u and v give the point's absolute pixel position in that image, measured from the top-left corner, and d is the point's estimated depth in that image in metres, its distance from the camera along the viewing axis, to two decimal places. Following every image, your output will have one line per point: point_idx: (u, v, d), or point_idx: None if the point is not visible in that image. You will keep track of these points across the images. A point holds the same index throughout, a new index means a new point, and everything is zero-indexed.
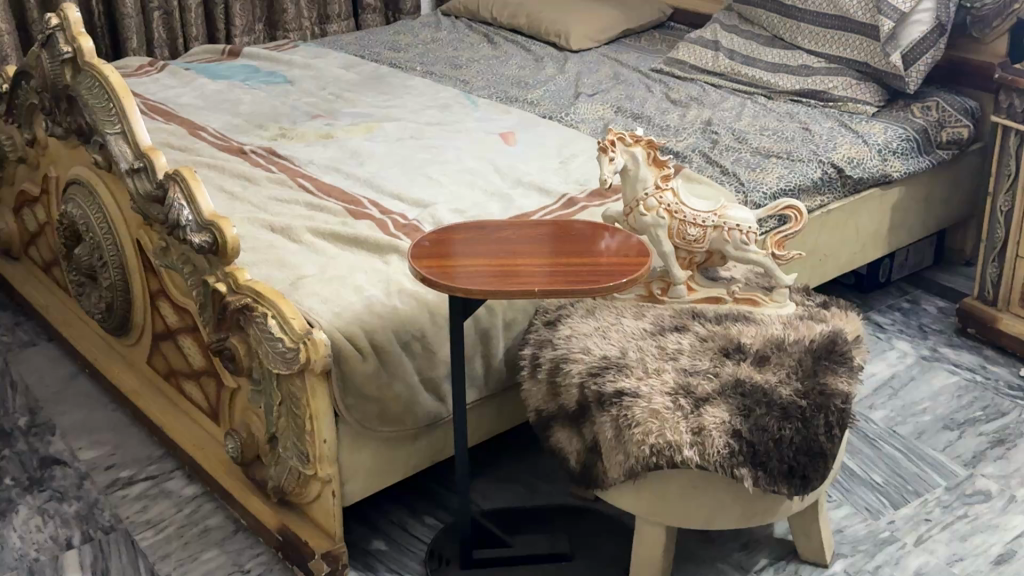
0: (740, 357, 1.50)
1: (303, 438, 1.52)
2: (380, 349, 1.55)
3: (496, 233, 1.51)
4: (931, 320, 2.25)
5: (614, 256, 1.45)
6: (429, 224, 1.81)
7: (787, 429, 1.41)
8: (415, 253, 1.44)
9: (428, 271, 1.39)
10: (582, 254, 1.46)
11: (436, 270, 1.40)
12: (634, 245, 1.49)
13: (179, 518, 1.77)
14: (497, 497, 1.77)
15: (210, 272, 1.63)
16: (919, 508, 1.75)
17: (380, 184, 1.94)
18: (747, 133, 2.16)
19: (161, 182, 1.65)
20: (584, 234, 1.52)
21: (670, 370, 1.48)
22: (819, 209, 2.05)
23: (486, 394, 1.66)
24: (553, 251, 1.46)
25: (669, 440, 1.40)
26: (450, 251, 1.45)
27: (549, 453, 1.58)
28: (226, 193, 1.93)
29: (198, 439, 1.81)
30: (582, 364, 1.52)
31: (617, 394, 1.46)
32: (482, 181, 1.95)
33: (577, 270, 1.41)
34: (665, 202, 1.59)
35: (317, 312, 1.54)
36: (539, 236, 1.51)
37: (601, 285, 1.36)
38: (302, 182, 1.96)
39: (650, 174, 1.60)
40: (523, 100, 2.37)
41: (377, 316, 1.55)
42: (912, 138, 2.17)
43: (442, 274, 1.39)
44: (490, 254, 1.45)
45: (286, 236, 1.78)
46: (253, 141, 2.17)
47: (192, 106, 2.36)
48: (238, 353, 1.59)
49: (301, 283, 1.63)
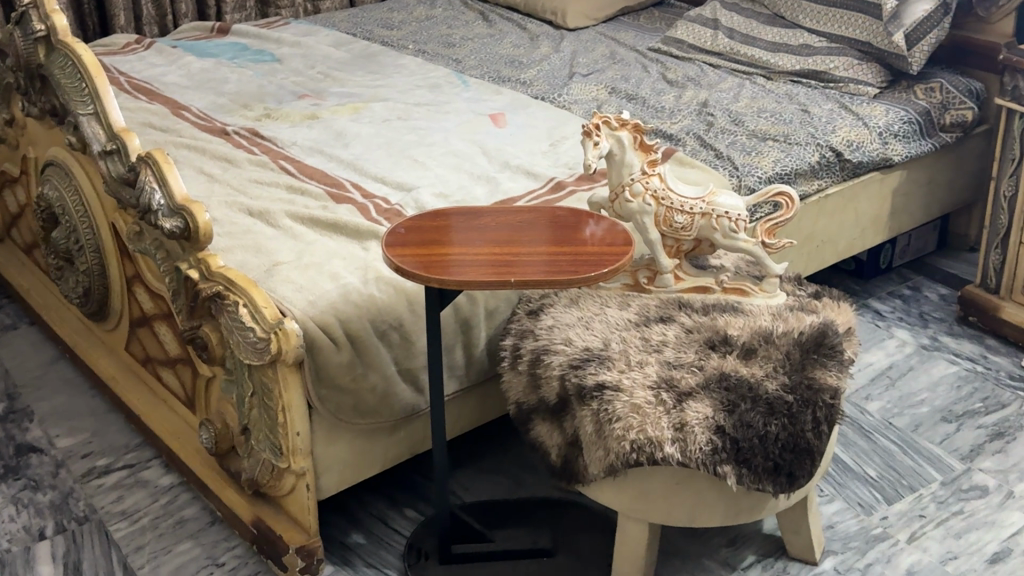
0: (726, 350, 1.45)
1: (275, 430, 1.48)
2: (356, 339, 1.50)
3: (477, 220, 1.46)
4: (932, 308, 2.20)
5: (597, 245, 1.40)
6: (411, 208, 1.76)
7: (773, 426, 1.36)
8: (391, 240, 1.39)
9: (403, 259, 1.34)
10: (564, 243, 1.40)
11: (411, 259, 1.35)
12: (619, 233, 1.44)
13: (154, 509, 1.73)
14: (479, 489, 1.72)
15: (183, 258, 1.58)
16: (914, 504, 1.70)
17: (363, 166, 1.89)
18: (744, 115, 2.11)
19: (132, 165, 1.61)
20: (568, 221, 1.47)
21: (653, 363, 1.43)
22: (817, 193, 1.99)
23: (467, 385, 1.62)
24: (535, 239, 1.41)
25: (650, 437, 1.35)
26: (427, 239, 1.40)
27: (530, 446, 1.53)
28: (205, 175, 1.88)
29: (175, 428, 1.77)
30: (563, 356, 1.47)
31: (598, 388, 1.41)
32: (468, 164, 1.90)
33: (558, 260, 1.36)
34: (651, 188, 1.54)
35: (290, 301, 1.50)
36: (521, 224, 1.46)
37: (582, 275, 1.31)
38: (284, 164, 1.91)
39: (637, 159, 1.54)
40: (516, 80, 2.31)
41: (352, 305, 1.51)
42: (914, 121, 2.11)
43: (416, 263, 1.34)
44: (469, 242, 1.40)
45: (264, 220, 1.73)
46: (237, 121, 2.12)
47: (177, 85, 2.31)
48: (211, 342, 1.55)
49: (276, 270, 1.58)
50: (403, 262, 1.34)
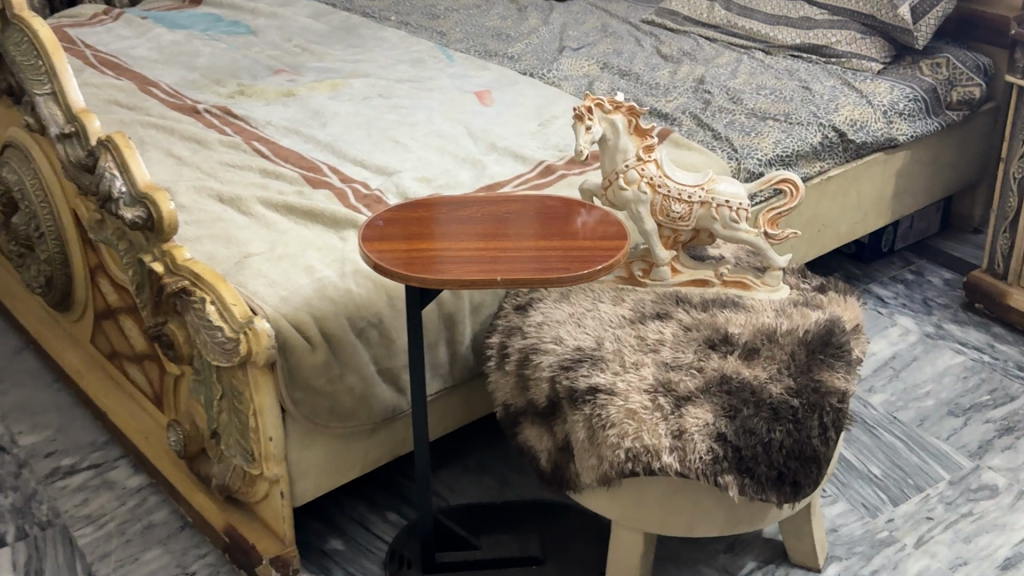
0: (726, 350, 1.36)
1: (247, 435, 1.39)
2: (333, 338, 1.41)
3: (461, 211, 1.36)
4: (936, 294, 2.11)
5: (590, 238, 1.31)
6: (392, 194, 1.66)
7: (777, 433, 1.27)
8: (368, 234, 1.30)
9: (380, 255, 1.25)
10: (554, 236, 1.31)
11: (389, 255, 1.25)
12: (613, 224, 1.34)
13: (121, 512, 1.64)
14: (464, 491, 1.63)
15: (147, 250, 1.49)
16: (921, 505, 1.62)
17: (341, 148, 1.79)
18: (742, 92, 2.01)
19: (92, 150, 1.50)
20: (559, 212, 1.38)
21: (649, 364, 1.34)
22: (819, 175, 1.90)
23: (451, 384, 1.53)
24: (523, 232, 1.32)
25: (647, 445, 1.26)
26: (407, 233, 1.30)
27: (518, 450, 1.44)
28: (173, 157, 1.78)
29: (143, 427, 1.68)
30: (553, 356, 1.38)
31: (591, 391, 1.32)
32: (452, 146, 1.80)
33: (548, 256, 1.26)
34: (647, 175, 1.44)
35: (262, 296, 1.40)
36: (508, 215, 1.36)
37: (573, 273, 1.22)
38: (257, 146, 1.81)
39: (632, 144, 1.45)
40: (503, 55, 2.21)
41: (329, 301, 1.41)
42: (920, 98, 2.01)
43: (396, 259, 1.24)
44: (452, 235, 1.30)
45: (235, 207, 1.63)
46: (209, 98, 2.01)
47: (146, 59, 2.20)
48: (177, 340, 1.46)
49: (248, 262, 1.49)
50: (380, 258, 1.24)
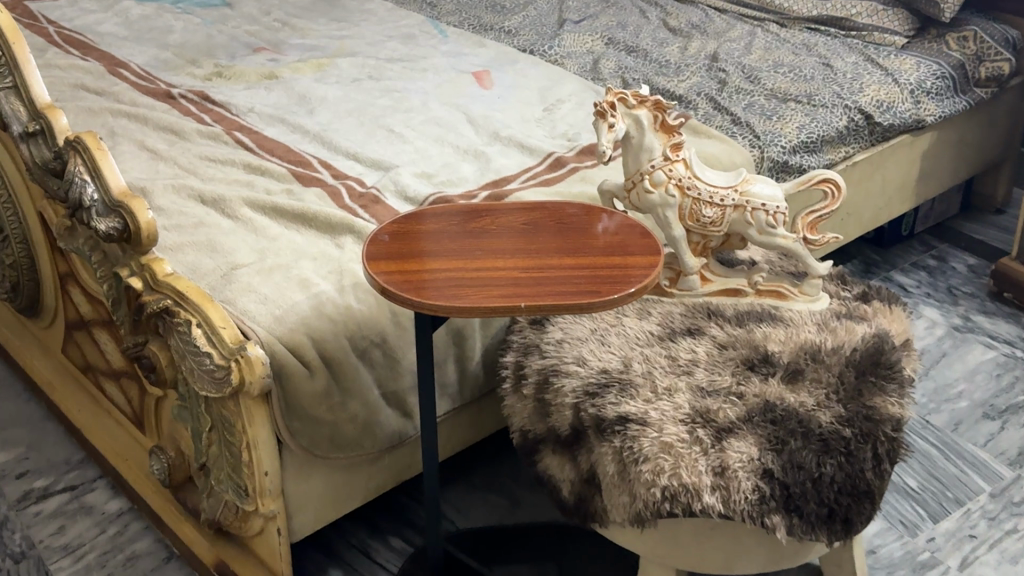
0: (767, 372, 1.24)
1: (240, 470, 1.26)
2: (332, 361, 1.28)
3: (472, 221, 1.23)
4: (961, 282, 2.00)
5: (618, 250, 1.18)
6: (390, 192, 1.52)
7: (828, 467, 1.15)
8: (371, 252, 1.16)
9: (387, 278, 1.12)
10: (578, 249, 1.18)
11: (397, 278, 1.12)
12: (641, 234, 1.21)
13: (101, 541, 1.51)
14: (472, 513, 1.52)
15: (124, 262, 1.35)
16: (963, 521, 1.51)
17: (332, 139, 1.65)
18: (759, 70, 1.88)
19: (59, 151, 1.36)
20: (580, 219, 1.25)
21: (683, 389, 1.22)
22: (844, 161, 1.77)
23: (460, 404, 1.40)
24: (542, 246, 1.18)
25: (686, 483, 1.14)
26: (415, 250, 1.17)
27: (537, 479, 1.32)
28: (148, 151, 1.63)
29: (122, 447, 1.54)
30: (576, 380, 1.26)
31: (620, 421, 1.20)
32: (452, 135, 1.66)
33: (573, 274, 1.13)
34: (675, 176, 1.31)
35: (253, 316, 1.27)
36: (524, 224, 1.23)
37: (605, 296, 1.09)
38: (239, 137, 1.67)
39: (658, 142, 1.32)
40: (500, 29, 2.06)
41: (328, 320, 1.28)
42: (948, 75, 1.88)
43: (405, 284, 1.11)
44: (465, 252, 1.17)
45: (219, 209, 1.49)
46: (184, 80, 1.86)
47: (114, 36, 2.04)
48: (159, 363, 1.32)
49: (236, 274, 1.35)
50: (388, 282, 1.11)
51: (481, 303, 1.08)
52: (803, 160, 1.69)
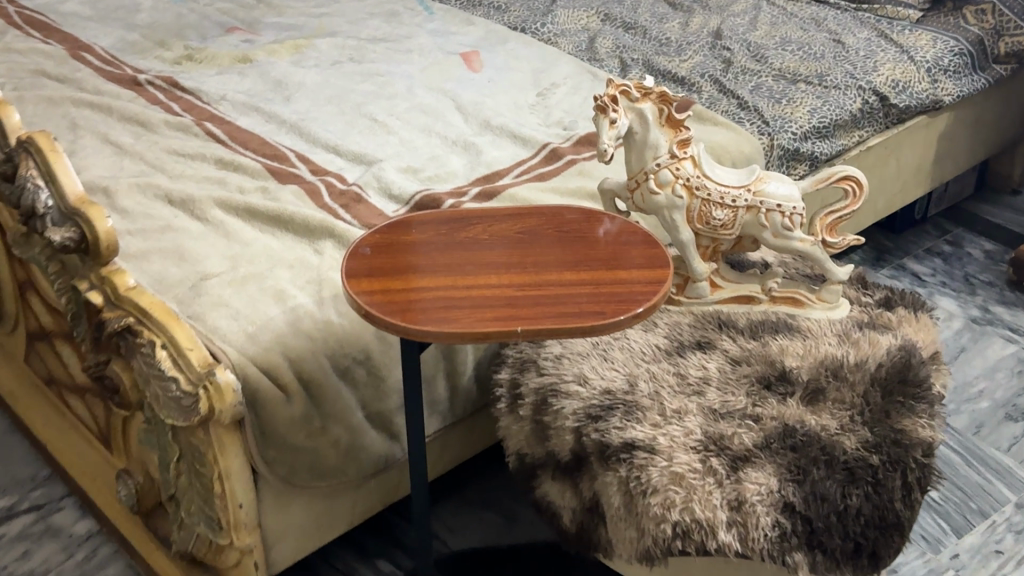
0: (784, 391, 1.14)
1: (211, 502, 1.15)
2: (310, 381, 1.17)
3: (462, 229, 1.12)
4: (978, 270, 1.90)
5: (622, 261, 1.07)
6: (373, 189, 1.41)
7: (854, 499, 1.05)
8: (352, 268, 1.05)
9: (370, 299, 1.01)
10: (579, 261, 1.07)
11: (378, 299, 1.01)
12: (647, 241, 1.11)
13: (68, 568, 1.41)
14: (466, 532, 1.42)
15: (83, 274, 1.24)
16: (988, 535, 1.42)
17: (310, 130, 1.53)
18: (765, 48, 1.77)
19: (10, 152, 1.25)
20: (579, 226, 1.14)
21: (693, 411, 1.12)
22: (857, 146, 1.66)
23: (451, 422, 1.30)
24: (540, 258, 1.08)
25: (699, 519, 1.04)
26: (400, 265, 1.06)
27: (535, 505, 1.22)
28: (112, 145, 1.51)
29: (90, 466, 1.44)
30: (577, 400, 1.15)
31: (626, 448, 1.10)
32: (440, 124, 1.54)
33: (575, 292, 1.03)
34: (682, 175, 1.20)
35: (224, 333, 1.16)
36: (519, 233, 1.12)
37: (611, 318, 0.99)
38: (210, 128, 1.55)
39: (663, 137, 1.21)
40: (490, 6, 1.95)
41: (306, 338, 1.18)
42: (965, 52, 1.77)
43: (390, 305, 1.00)
44: (455, 267, 1.06)
45: (188, 210, 1.38)
46: (152, 64, 1.74)
47: (78, 15, 1.91)
48: (122, 385, 1.22)
49: (206, 285, 1.24)
50: (371, 303, 1.00)
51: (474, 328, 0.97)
52: (814, 146, 1.58)
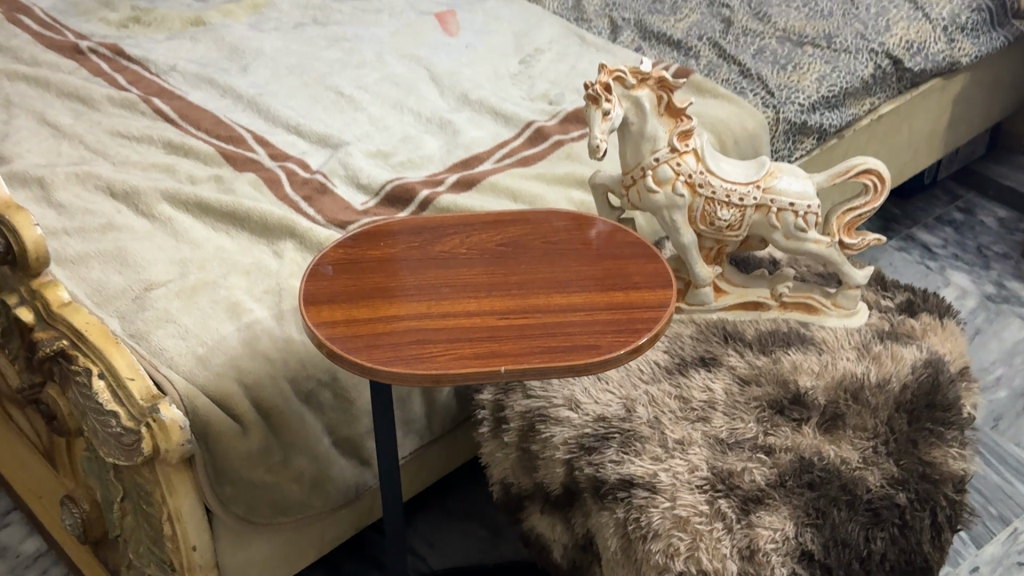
0: (799, 417, 1.02)
1: (161, 545, 1.04)
2: (269, 409, 1.05)
3: (437, 241, 0.99)
4: (991, 240, 1.78)
5: (620, 280, 0.95)
6: (339, 177, 1.27)
7: (878, 543, 0.94)
8: (311, 292, 0.93)
9: (333, 332, 0.88)
10: (570, 281, 0.95)
11: (341, 331, 0.89)
12: (645, 254, 0.98)
13: None
14: (448, 549, 1.31)
15: (12, 286, 1.10)
16: (1010, 545, 1.31)
17: (268, 107, 1.39)
18: (768, 5, 1.63)
19: None
20: (569, 235, 1.01)
21: (698, 442, 1.00)
22: (868, 115, 1.53)
23: (429, 441, 1.18)
24: (526, 277, 0.95)
25: (706, 570, 0.92)
26: (367, 287, 0.93)
27: (522, 537, 1.11)
28: (49, 126, 1.37)
29: (33, 483, 1.32)
30: (569, 428, 1.03)
31: (624, 485, 0.98)
32: (412, 99, 1.41)
33: (566, 320, 0.90)
34: (684, 172, 1.07)
35: (170, 357, 1.03)
36: (501, 245, 0.99)
37: (609, 355, 0.86)
38: (159, 105, 1.41)
39: (662, 128, 1.07)
40: None
41: (264, 360, 1.05)
42: (984, 8, 1.63)
43: (356, 339, 0.88)
44: (430, 289, 0.93)
45: (133, 204, 1.24)
46: (95, 28, 1.58)
47: None
48: (59, 411, 1.09)
49: (150, 297, 1.11)
50: (334, 336, 0.88)
51: (452, 368, 0.85)
52: (823, 118, 1.45)
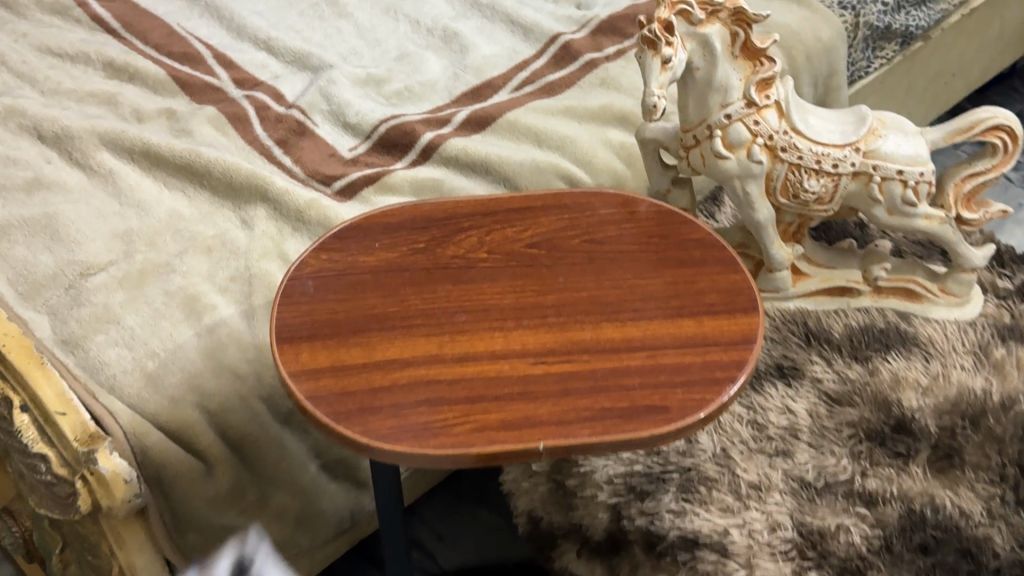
0: (904, 452, 0.81)
1: None
2: (241, 438, 0.84)
3: (447, 243, 0.76)
4: None
5: (687, 303, 0.72)
6: (320, 113, 1.03)
7: None
8: (287, 324, 0.70)
9: (314, 387, 0.66)
10: (623, 304, 0.72)
11: (325, 386, 0.67)
12: (719, 259, 0.75)
13: None
14: (459, 544, 1.12)
15: None
16: None
17: (234, 16, 1.14)
18: None
19: None
20: (617, 227, 0.77)
21: (778, 487, 0.80)
22: (959, 10, 1.26)
23: None
24: (564, 298, 0.73)
25: None
26: (359, 316, 0.71)
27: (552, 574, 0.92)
28: None
29: None
30: (615, 463, 0.83)
31: (686, 544, 0.78)
32: (409, 3, 1.16)
33: (621, 367, 0.69)
34: (762, 132, 0.83)
35: (111, 377, 0.81)
36: (531, 246, 0.76)
37: (680, 422, 0.65)
38: (99, 11, 1.15)
39: (737, 74, 0.82)
40: None
41: (232, 378, 0.84)
42: None
43: (345, 398, 0.66)
44: (440, 318, 0.71)
45: (66, 151, 1.00)
46: None
47: None
48: None
49: (88, 287, 0.88)
50: (317, 394, 0.66)
51: (473, 444, 0.63)
52: (908, 19, 1.18)
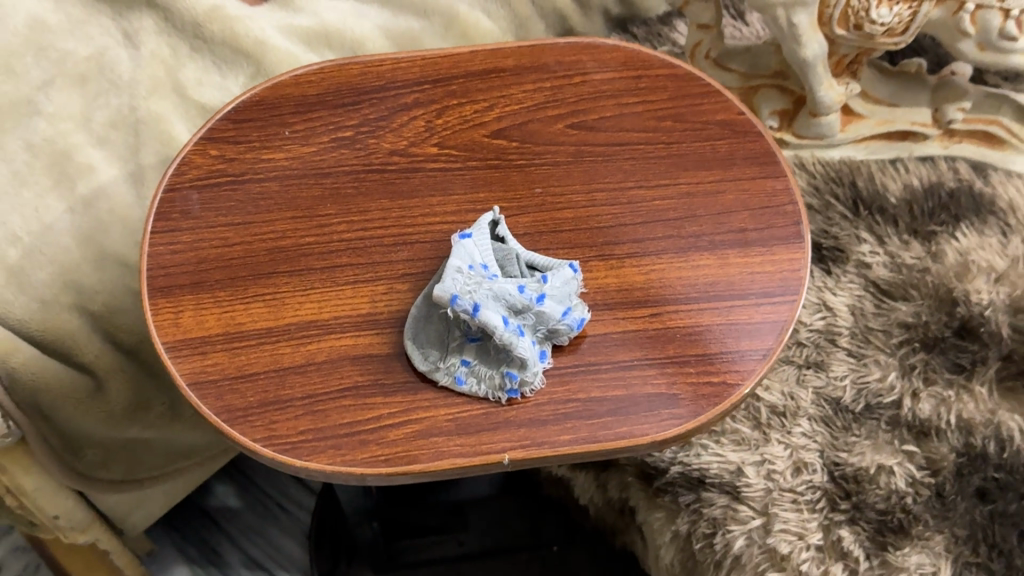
0: (969, 363, 0.65)
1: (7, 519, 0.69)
2: (138, 344, 0.66)
3: (384, 130, 0.57)
4: None
5: (708, 230, 0.54)
6: None
7: None
8: (173, 267, 0.52)
9: (203, 368, 0.49)
10: (623, 232, 0.54)
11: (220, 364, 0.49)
12: (755, 155, 0.56)
13: None
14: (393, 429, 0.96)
15: None
16: None
17: None
18: None
19: None
20: (617, 104, 0.58)
21: (807, 412, 0.64)
22: None
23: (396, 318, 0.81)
24: (543, 222, 0.54)
25: None
26: (263, 250, 0.53)
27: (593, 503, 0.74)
28: None
29: None
30: None
31: (689, 482, 0.64)
32: None
33: (615, 335, 0.51)
34: None
35: None
36: (498, 135, 0.57)
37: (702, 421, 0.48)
38: None
39: None
40: None
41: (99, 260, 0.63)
42: None
43: (242, 385, 0.48)
44: (376, 253, 0.53)
45: None
46: None
47: None
48: None
49: None
50: (206, 381, 0.49)
51: (415, 465, 0.46)
52: None
